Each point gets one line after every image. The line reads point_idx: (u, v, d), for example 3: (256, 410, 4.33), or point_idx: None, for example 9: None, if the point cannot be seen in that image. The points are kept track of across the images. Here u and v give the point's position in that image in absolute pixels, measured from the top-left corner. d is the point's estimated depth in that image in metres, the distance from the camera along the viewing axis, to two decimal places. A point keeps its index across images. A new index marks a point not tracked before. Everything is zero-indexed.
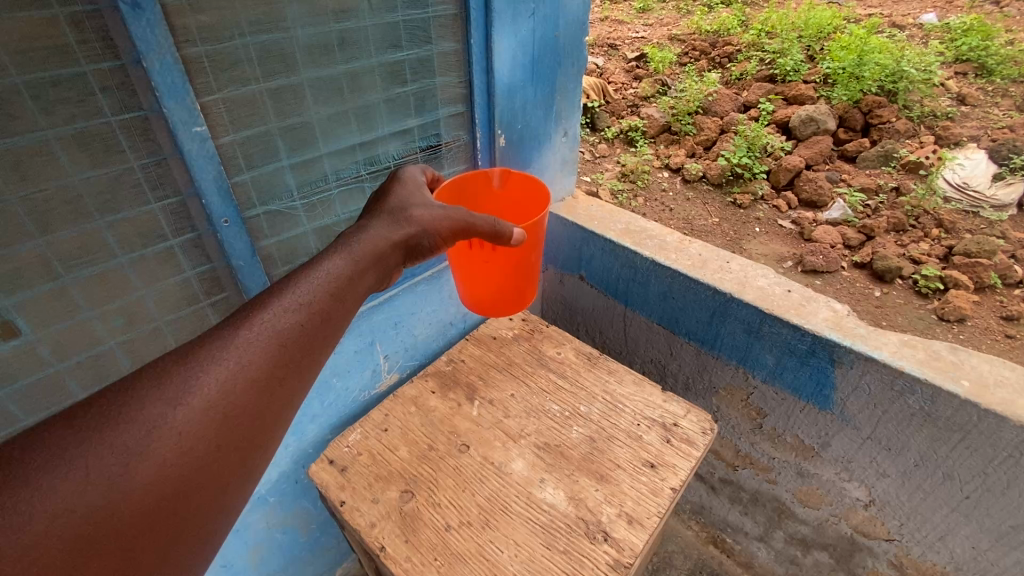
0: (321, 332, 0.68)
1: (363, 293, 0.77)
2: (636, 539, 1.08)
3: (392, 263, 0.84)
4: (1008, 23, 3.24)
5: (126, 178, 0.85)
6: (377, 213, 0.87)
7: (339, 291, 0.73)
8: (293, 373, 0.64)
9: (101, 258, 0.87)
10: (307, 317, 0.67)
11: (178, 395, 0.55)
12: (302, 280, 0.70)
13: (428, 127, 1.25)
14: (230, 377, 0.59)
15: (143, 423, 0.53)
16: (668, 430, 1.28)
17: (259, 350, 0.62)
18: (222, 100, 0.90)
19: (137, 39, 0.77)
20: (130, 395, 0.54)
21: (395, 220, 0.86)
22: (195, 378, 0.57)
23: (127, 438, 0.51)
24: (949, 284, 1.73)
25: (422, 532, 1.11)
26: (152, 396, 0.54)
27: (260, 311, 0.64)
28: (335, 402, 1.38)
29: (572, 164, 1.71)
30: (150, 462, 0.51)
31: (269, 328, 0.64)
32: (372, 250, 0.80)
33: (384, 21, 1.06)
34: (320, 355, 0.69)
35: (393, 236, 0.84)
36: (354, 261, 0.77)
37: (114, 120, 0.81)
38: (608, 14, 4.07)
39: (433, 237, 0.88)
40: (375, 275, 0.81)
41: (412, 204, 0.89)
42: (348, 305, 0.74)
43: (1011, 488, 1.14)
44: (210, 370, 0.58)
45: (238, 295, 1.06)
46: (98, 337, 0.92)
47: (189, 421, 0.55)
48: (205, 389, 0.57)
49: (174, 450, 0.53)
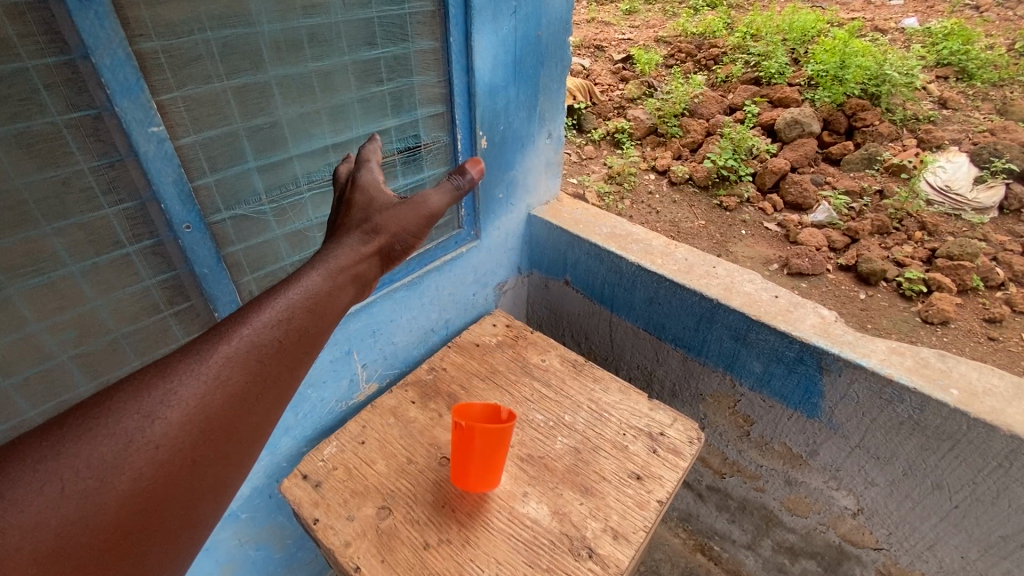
0: (301, 346, 0.62)
1: (343, 309, 0.69)
2: (622, 554, 1.04)
3: (370, 274, 0.75)
4: (987, 28, 3.28)
5: (75, 181, 0.80)
6: (343, 223, 0.76)
7: (320, 305, 0.66)
8: (275, 387, 0.58)
9: (51, 267, 0.82)
10: (289, 331, 0.61)
11: (155, 408, 0.50)
12: (283, 293, 0.63)
13: (406, 128, 1.21)
14: (209, 390, 0.53)
15: (118, 436, 0.48)
16: (654, 439, 1.25)
17: (239, 363, 0.56)
18: (181, 98, 0.84)
19: (84, 32, 0.72)
20: (107, 408, 0.49)
21: (364, 231, 0.75)
22: (173, 391, 0.52)
23: (103, 450, 0.47)
24: (933, 287, 1.72)
25: (399, 552, 1.06)
26: (128, 409, 0.50)
27: (241, 324, 0.59)
28: (310, 413, 1.33)
29: (556, 166, 1.68)
30: (125, 476, 0.47)
31: (248, 342, 0.57)
32: (349, 266, 0.71)
33: (358, 17, 1.02)
34: (305, 370, 0.62)
35: (364, 249, 0.74)
36: (331, 276, 0.69)
37: (59, 119, 0.75)
38: (595, 16, 4.06)
39: (407, 239, 0.79)
40: (355, 291, 0.72)
41: (379, 207, 0.78)
42: (331, 320, 0.67)
43: (1000, 498, 1.12)
44: (187, 382, 0.52)
45: (204, 305, 1.01)
46: (47, 352, 0.86)
47: (167, 434, 0.50)
48: (183, 401, 0.51)
49: (150, 463, 0.48)
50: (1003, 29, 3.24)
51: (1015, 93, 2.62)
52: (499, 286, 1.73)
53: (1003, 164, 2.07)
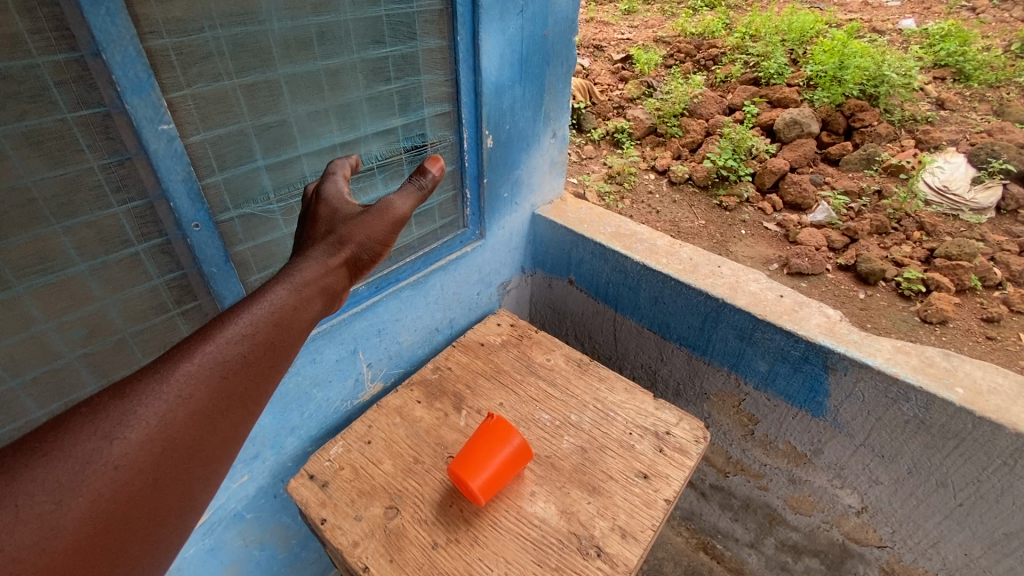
0: (266, 362, 0.62)
1: (310, 323, 0.69)
2: (630, 553, 1.05)
3: (338, 286, 0.74)
4: (984, 29, 3.30)
5: (85, 179, 0.79)
6: (310, 237, 0.76)
7: (285, 320, 0.66)
8: (238, 405, 0.58)
9: (58, 266, 0.81)
10: (254, 347, 0.61)
11: (114, 429, 0.50)
12: (248, 309, 0.63)
13: (412, 126, 1.20)
14: (171, 409, 0.53)
15: (75, 459, 0.47)
16: (660, 438, 1.25)
17: (202, 381, 0.56)
18: (191, 97, 0.84)
19: (95, 30, 0.71)
20: (63, 431, 0.49)
21: (329, 243, 0.75)
22: (132, 411, 0.51)
23: (60, 473, 0.46)
24: (931, 286, 1.73)
25: (407, 552, 1.06)
26: (86, 431, 0.49)
27: (203, 342, 0.58)
28: (315, 413, 1.32)
29: (560, 166, 1.69)
30: (83, 498, 0.46)
31: (211, 360, 0.57)
32: (317, 281, 0.71)
33: (367, 15, 1.01)
34: (270, 386, 0.62)
35: (331, 262, 0.74)
36: (297, 291, 0.68)
37: (70, 117, 0.75)
38: (594, 16, 4.06)
39: (374, 247, 0.78)
40: (322, 304, 0.72)
41: (342, 217, 0.77)
42: (296, 335, 0.67)
43: (1004, 496, 1.12)
44: (148, 402, 0.52)
45: (211, 304, 1.01)
46: (56, 351, 0.85)
47: (127, 455, 0.49)
48: (144, 421, 0.51)
49: (110, 484, 0.48)
50: (1000, 30, 3.26)
51: (1012, 95, 2.63)
52: (503, 285, 1.73)
53: (1001, 164, 2.08)
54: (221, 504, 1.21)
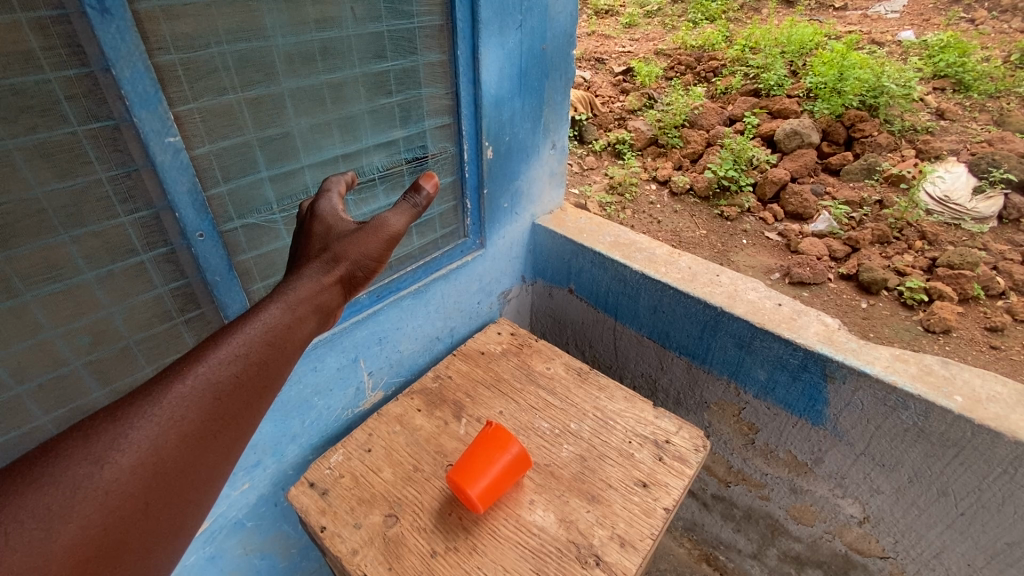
0: (259, 382, 0.63)
1: (305, 340, 0.71)
2: (629, 562, 1.05)
3: (332, 303, 0.76)
4: (982, 40, 3.33)
5: (93, 191, 0.81)
6: (306, 255, 0.78)
7: (279, 339, 0.67)
8: (231, 425, 0.60)
9: (66, 275, 0.83)
10: (246, 368, 0.62)
11: (105, 453, 0.51)
12: (241, 328, 0.65)
13: (413, 139, 1.22)
14: (162, 432, 0.54)
15: (66, 484, 0.48)
16: (660, 447, 1.25)
17: (193, 402, 0.57)
18: (197, 110, 0.86)
19: (106, 46, 0.73)
20: (54, 457, 0.50)
21: (325, 259, 0.76)
22: (124, 435, 0.52)
23: (50, 500, 0.47)
24: (934, 296, 1.73)
25: (406, 559, 1.06)
26: (77, 455, 0.50)
27: (196, 362, 0.60)
28: (317, 421, 1.34)
29: (560, 176, 1.71)
30: (73, 523, 0.47)
31: (203, 381, 0.58)
32: (311, 296, 0.73)
33: (369, 31, 1.04)
34: (263, 406, 0.63)
35: (326, 279, 0.75)
36: (291, 308, 0.70)
37: (80, 130, 0.77)
38: (596, 29, 4.12)
39: (370, 261, 0.79)
40: (317, 320, 0.73)
41: (337, 233, 0.79)
42: (289, 354, 0.68)
43: (1006, 504, 1.12)
44: (139, 426, 0.53)
45: (214, 313, 1.02)
46: (61, 358, 0.87)
47: (118, 479, 0.50)
48: (136, 444, 0.52)
49: (100, 509, 0.49)
50: (999, 41, 3.28)
51: (1012, 105, 2.64)
52: (503, 294, 1.74)
53: (1001, 174, 2.08)
54: (222, 511, 1.21)
